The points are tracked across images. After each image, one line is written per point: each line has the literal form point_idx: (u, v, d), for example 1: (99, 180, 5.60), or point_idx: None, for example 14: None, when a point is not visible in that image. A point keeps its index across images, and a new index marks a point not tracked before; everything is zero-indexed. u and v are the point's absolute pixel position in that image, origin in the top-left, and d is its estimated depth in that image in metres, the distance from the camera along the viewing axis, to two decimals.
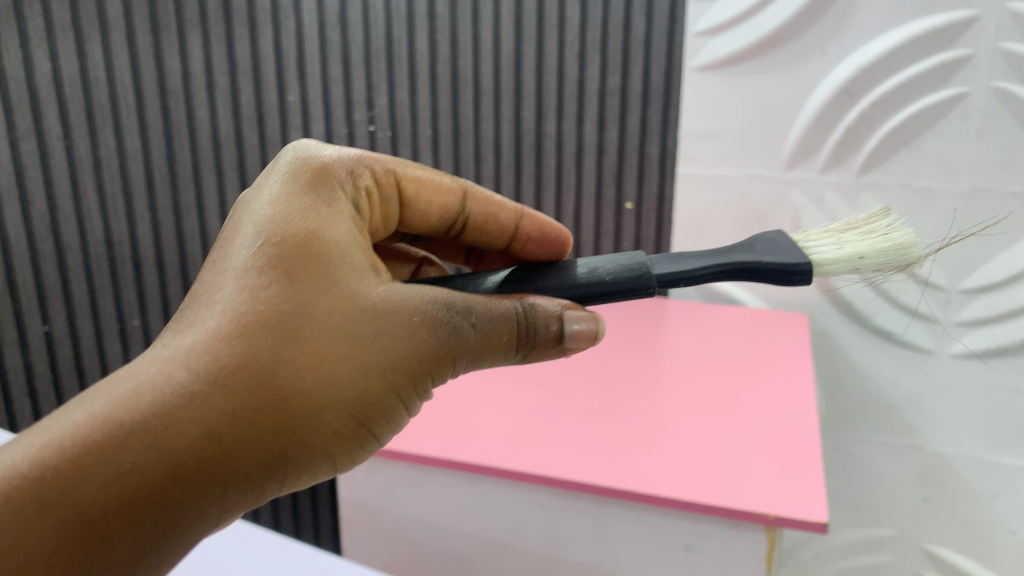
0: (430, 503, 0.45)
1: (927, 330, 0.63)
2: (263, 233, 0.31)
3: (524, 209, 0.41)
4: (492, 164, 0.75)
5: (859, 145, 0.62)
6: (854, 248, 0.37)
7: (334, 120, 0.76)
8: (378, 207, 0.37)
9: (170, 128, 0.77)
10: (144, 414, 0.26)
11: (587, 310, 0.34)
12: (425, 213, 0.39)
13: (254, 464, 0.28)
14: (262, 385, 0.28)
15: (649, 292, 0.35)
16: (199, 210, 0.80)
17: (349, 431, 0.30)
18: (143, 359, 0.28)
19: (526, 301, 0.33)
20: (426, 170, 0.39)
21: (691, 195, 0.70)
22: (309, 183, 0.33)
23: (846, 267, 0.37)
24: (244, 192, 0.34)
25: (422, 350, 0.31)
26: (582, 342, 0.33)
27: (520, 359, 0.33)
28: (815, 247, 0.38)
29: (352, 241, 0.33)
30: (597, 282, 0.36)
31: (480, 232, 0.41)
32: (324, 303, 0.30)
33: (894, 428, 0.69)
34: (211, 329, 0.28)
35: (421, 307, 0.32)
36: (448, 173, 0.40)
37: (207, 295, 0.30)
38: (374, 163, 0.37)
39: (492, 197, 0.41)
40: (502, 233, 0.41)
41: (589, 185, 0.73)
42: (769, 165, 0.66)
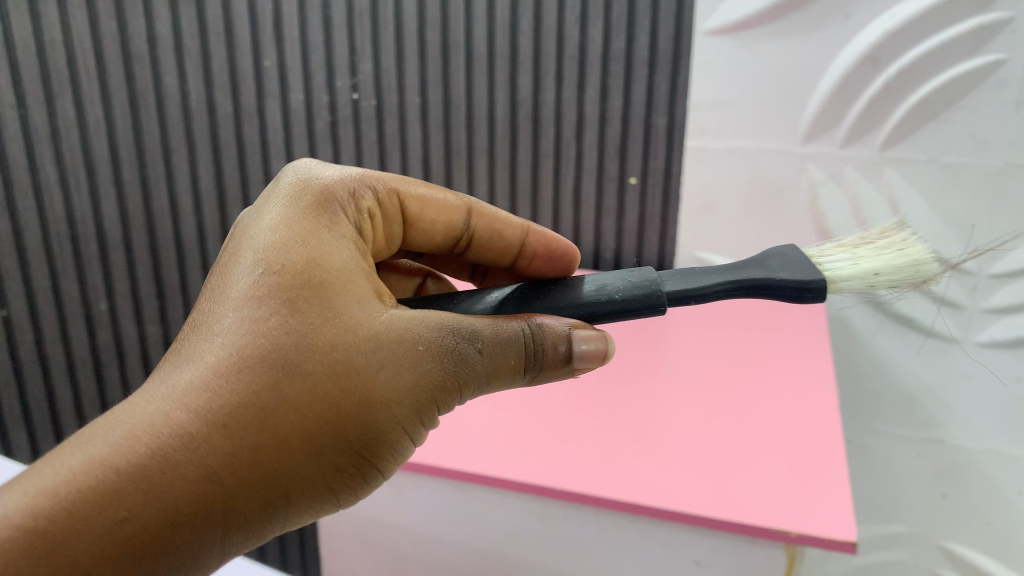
0: (417, 511, 0.43)
1: (952, 317, 0.59)
2: (262, 262, 0.30)
3: (530, 226, 0.39)
4: (487, 137, 0.65)
5: (884, 117, 0.56)
6: (869, 264, 0.38)
7: (314, 87, 0.66)
8: (381, 228, 0.36)
9: (135, 95, 0.69)
10: (142, 458, 0.25)
11: (595, 329, 0.33)
12: (429, 232, 0.38)
13: (255, 505, 0.27)
14: (263, 423, 0.27)
15: (659, 309, 0.35)
16: (170, 185, 0.72)
17: (352, 468, 0.29)
18: (140, 398, 0.27)
19: (533, 322, 0.32)
20: (430, 187, 0.38)
21: (698, 170, 0.62)
22: (309, 207, 0.32)
23: (861, 284, 0.37)
24: (241, 215, 0.33)
25: (427, 381, 0.30)
26: (590, 362, 0.32)
27: (527, 381, 0.32)
28: (829, 262, 0.38)
29: (353, 267, 0.31)
30: (607, 299, 0.35)
31: (485, 249, 0.40)
32: (327, 336, 0.29)
33: (916, 421, 0.63)
34: (211, 366, 0.27)
35: (426, 336, 0.30)
36: (452, 190, 0.39)
37: (205, 328, 0.28)
38: (376, 182, 0.36)
39: (498, 213, 0.40)
40: (508, 250, 0.40)
41: (591, 159, 0.64)
42: (785, 139, 0.59)
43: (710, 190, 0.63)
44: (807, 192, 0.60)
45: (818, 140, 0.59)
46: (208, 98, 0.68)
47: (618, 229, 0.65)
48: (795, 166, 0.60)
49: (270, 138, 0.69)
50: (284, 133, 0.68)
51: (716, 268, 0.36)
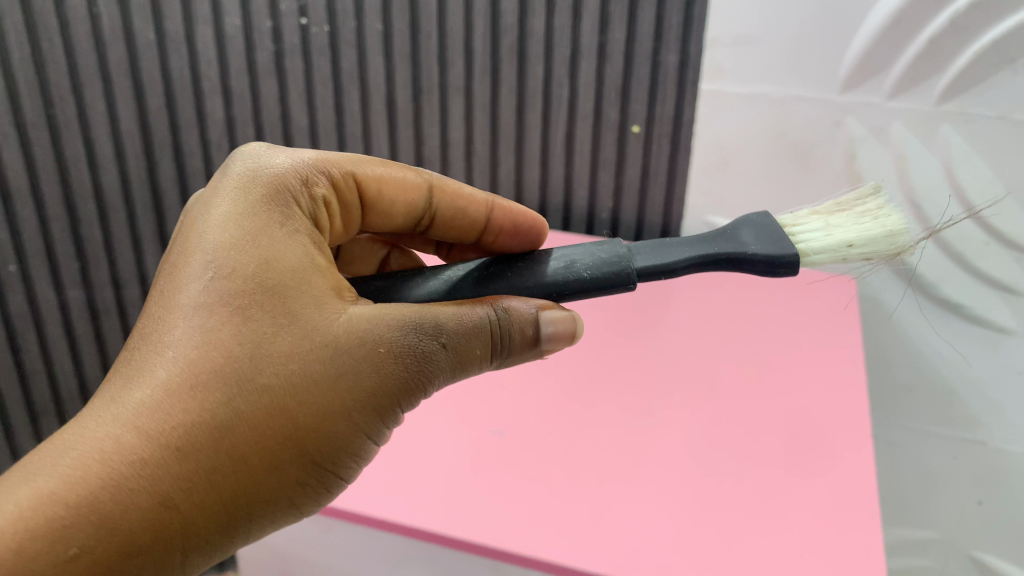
0: (345, 548, 0.38)
1: (1010, 306, 0.50)
2: (215, 268, 0.29)
3: (495, 201, 0.40)
4: (462, 71, 0.58)
5: (946, 62, 0.47)
6: (842, 236, 0.41)
7: (255, 12, 0.57)
8: (339, 217, 0.35)
9: (31, 15, 0.58)
10: (92, 487, 0.24)
11: (565, 310, 0.33)
12: (389, 214, 0.37)
13: (214, 527, 0.26)
14: (219, 442, 0.26)
15: (631, 284, 0.38)
16: (82, 124, 0.62)
17: (315, 479, 0.28)
18: (88, 421, 0.26)
19: (501, 307, 0.32)
20: (387, 167, 0.37)
21: (714, 121, 0.55)
22: (261, 204, 0.31)
23: (834, 256, 0.41)
24: (191, 214, 0.32)
25: (389, 383, 0.30)
26: (560, 342, 0.33)
27: (497, 364, 0.33)
28: (804, 235, 0.41)
29: (310, 265, 0.31)
30: (579, 277, 0.38)
31: (449, 226, 0.40)
32: (282, 344, 0.28)
33: (952, 417, 0.54)
34: (163, 384, 0.26)
35: (387, 337, 0.30)
36: (412, 168, 0.38)
37: (156, 341, 0.28)
38: (330, 166, 0.35)
39: (459, 189, 0.39)
40: (474, 227, 0.40)
41: (587, 101, 0.57)
42: (817, 87, 0.51)
43: (723, 141, 0.55)
44: (844, 153, 0.52)
45: (855, 90, 0.50)
46: (124, 23, 0.58)
47: (615, 186, 0.60)
48: (831, 118, 0.51)
49: (203, 72, 0.60)
50: (219, 64, 0.59)
51: (687, 242, 0.40)
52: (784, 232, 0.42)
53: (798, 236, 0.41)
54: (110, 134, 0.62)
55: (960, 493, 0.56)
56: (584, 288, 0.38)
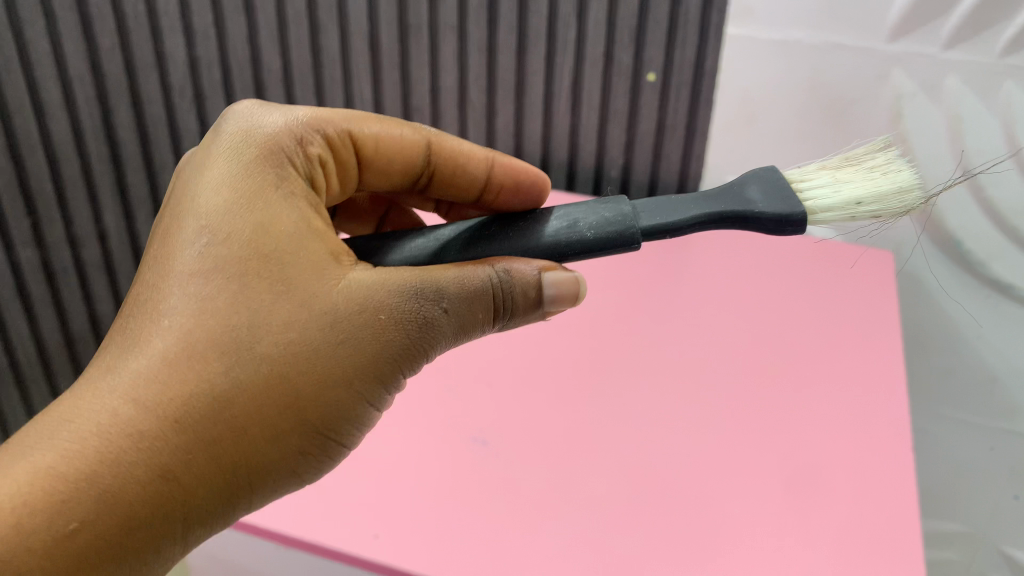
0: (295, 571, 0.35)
1: None
2: (210, 234, 0.29)
3: (496, 158, 0.39)
4: (454, 7, 0.55)
5: (1010, 14, 0.45)
6: (851, 193, 0.40)
7: None
8: (335, 176, 0.34)
9: None
10: (90, 461, 0.24)
11: (568, 269, 0.32)
12: (387, 172, 0.36)
13: (217, 498, 0.26)
14: (219, 414, 0.26)
15: (634, 244, 0.37)
16: (26, 65, 0.59)
17: (318, 448, 0.28)
18: (85, 393, 0.25)
19: (502, 268, 0.31)
20: (384, 124, 0.35)
21: (744, 69, 0.53)
22: (256, 166, 0.30)
23: (841, 213, 0.40)
24: (184, 177, 0.31)
25: (390, 349, 0.29)
26: (563, 303, 0.32)
27: (499, 324, 0.32)
28: (811, 191, 0.40)
29: (307, 229, 0.30)
30: (581, 238, 0.37)
31: (448, 184, 0.39)
32: (281, 312, 0.28)
33: (992, 407, 0.53)
34: (160, 354, 0.26)
35: (387, 303, 0.29)
36: (409, 124, 0.36)
37: (152, 310, 0.27)
38: (325, 125, 0.33)
39: (459, 145, 0.38)
40: (474, 185, 0.39)
41: (596, 46, 0.54)
42: (865, 34, 0.49)
43: (749, 88, 0.53)
44: (887, 109, 0.50)
45: (903, 39, 0.48)
46: None
47: (626, 142, 0.58)
48: (875, 71, 0.49)
49: (160, 7, 0.57)
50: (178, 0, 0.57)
51: (696, 198, 0.39)
52: (792, 187, 0.41)
53: (809, 191, 0.40)
54: (57, 76, 0.60)
55: (971, 453, 0.54)
56: (588, 248, 0.37)
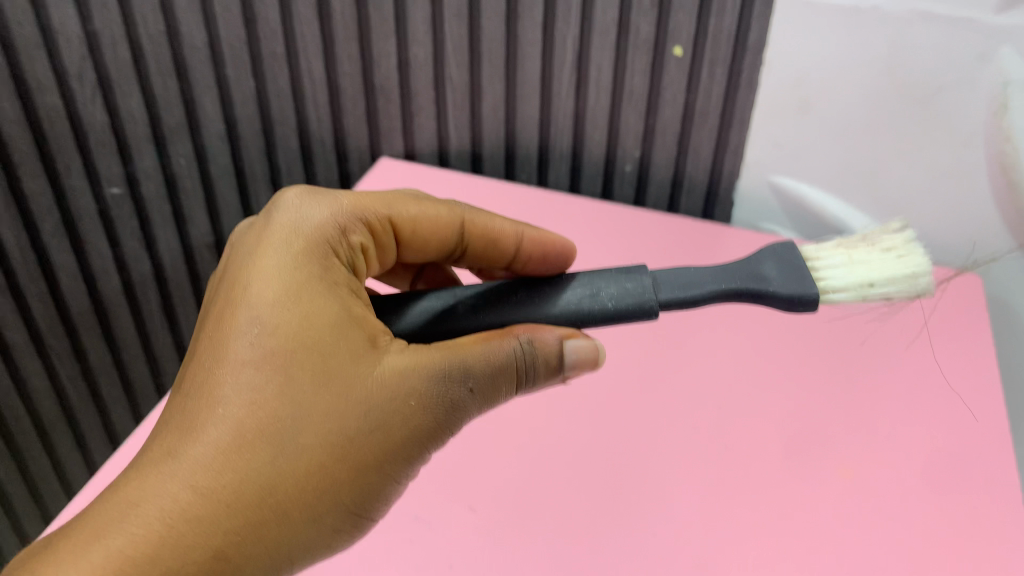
0: None
1: None
2: (260, 324, 0.32)
3: (523, 230, 0.41)
4: None
5: None
6: (863, 274, 0.42)
7: None
8: (375, 256, 0.38)
9: None
10: (153, 543, 0.27)
11: (588, 337, 0.36)
12: (424, 248, 0.40)
13: (261, 571, 0.29)
14: (265, 500, 0.29)
15: (652, 312, 0.40)
16: None
17: (349, 523, 0.32)
18: (148, 476, 0.29)
19: (525, 342, 0.34)
20: (421, 207, 0.39)
21: (796, 37, 0.48)
22: (303, 256, 0.33)
23: (854, 293, 0.42)
24: (238, 261, 0.34)
25: (420, 432, 0.32)
26: (583, 369, 0.35)
27: (521, 391, 0.35)
28: (825, 271, 0.42)
29: (347, 316, 0.33)
30: (602, 308, 0.39)
31: (480, 255, 0.42)
32: (322, 402, 0.31)
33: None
34: (214, 443, 0.29)
35: (418, 388, 0.32)
36: (445, 205, 0.40)
37: (208, 396, 0.30)
38: (367, 212, 0.37)
39: (490, 221, 0.41)
40: (503, 255, 0.42)
41: (608, 12, 0.50)
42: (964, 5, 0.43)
43: (807, 70, 0.49)
44: (991, 98, 0.45)
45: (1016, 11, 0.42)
46: None
47: (644, 130, 0.56)
48: (976, 50, 0.44)
49: None
50: None
51: (714, 272, 0.42)
52: (805, 263, 0.43)
53: (822, 270, 0.42)
54: None
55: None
56: (606, 315, 0.40)
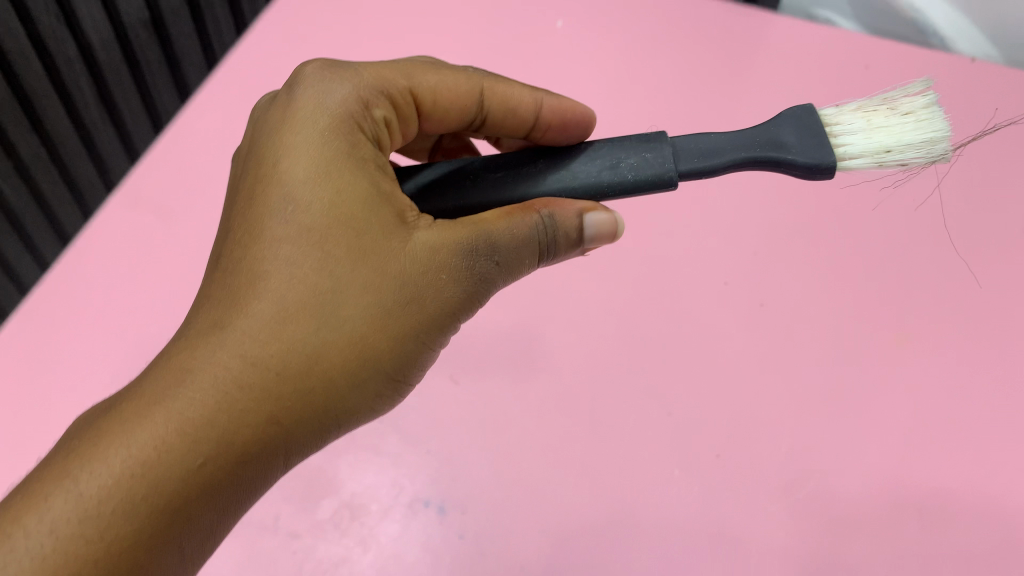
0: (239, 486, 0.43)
1: None
2: (294, 201, 0.32)
3: (543, 99, 0.41)
4: None
5: None
6: (881, 141, 0.42)
7: None
8: (398, 129, 0.38)
9: None
10: (211, 408, 0.29)
11: (607, 210, 0.36)
12: (445, 119, 0.40)
13: (309, 434, 0.32)
14: (310, 367, 0.31)
15: (671, 183, 0.39)
16: None
17: (387, 390, 0.34)
18: (200, 347, 0.30)
19: (549, 215, 0.35)
20: (441, 75, 0.39)
21: None
22: (331, 133, 0.34)
23: (870, 160, 0.42)
24: (266, 138, 0.34)
25: (450, 304, 0.34)
26: (602, 241, 0.36)
27: (542, 263, 0.36)
28: (843, 137, 0.42)
29: (377, 192, 0.33)
30: (621, 181, 0.39)
31: (498, 126, 0.42)
32: (358, 277, 0.32)
33: None
34: (259, 315, 0.31)
35: (448, 263, 0.33)
36: (466, 74, 0.40)
37: (250, 271, 0.32)
38: (390, 86, 0.37)
39: (509, 89, 0.41)
40: (521, 125, 0.42)
41: None
42: None
43: None
44: None
45: None
46: None
47: None
48: None
49: None
50: None
51: (731, 139, 0.42)
52: (825, 129, 0.43)
53: (842, 135, 0.42)
54: None
55: None
56: (619, 186, 0.40)
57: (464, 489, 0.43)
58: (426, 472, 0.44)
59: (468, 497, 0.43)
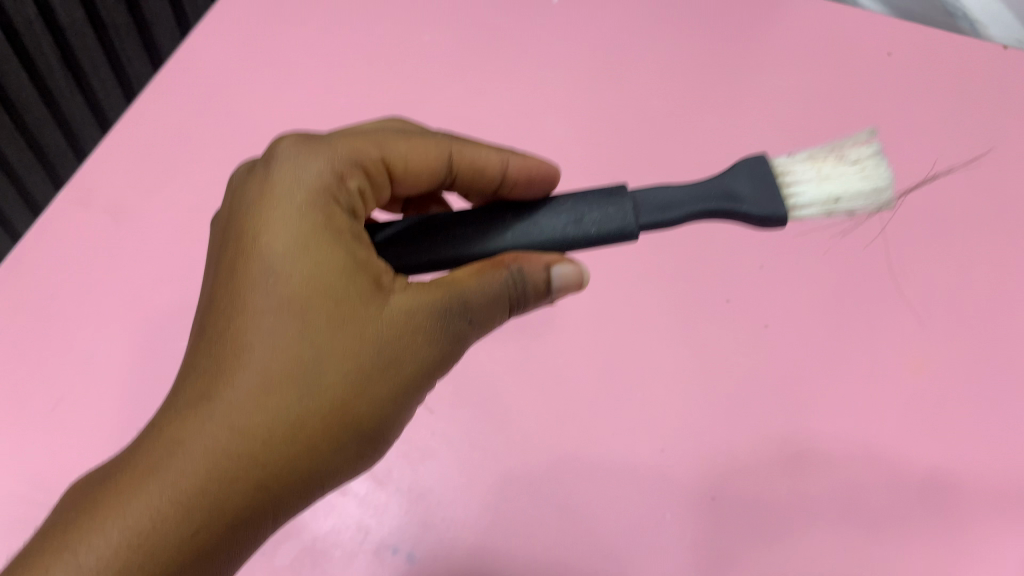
0: None
1: None
2: (274, 275, 0.34)
3: (509, 159, 0.43)
4: None
5: None
6: (831, 191, 0.45)
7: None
8: (372, 193, 0.40)
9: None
10: (202, 478, 0.31)
11: (575, 261, 0.37)
12: (417, 180, 0.42)
13: (295, 496, 0.33)
14: (293, 432, 0.33)
15: (634, 236, 0.41)
16: None
17: (367, 449, 0.35)
18: (188, 418, 0.32)
19: (517, 268, 0.36)
20: (410, 141, 0.41)
21: None
22: (308, 206, 0.36)
23: (822, 209, 0.45)
24: (246, 212, 0.36)
25: (425, 364, 0.36)
26: (569, 290, 0.37)
27: (514, 316, 0.38)
28: (796, 187, 0.45)
29: (354, 258, 0.35)
30: (584, 233, 0.41)
31: (469, 184, 0.44)
32: (337, 344, 0.34)
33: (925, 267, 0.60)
34: (244, 386, 0.32)
35: (421, 325, 0.35)
36: (433, 140, 0.42)
37: (234, 343, 0.33)
38: (362, 157, 0.39)
39: (475, 153, 0.43)
40: (491, 181, 0.43)
41: None
42: None
43: None
44: None
45: None
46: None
47: None
48: None
49: None
50: None
51: (689, 192, 0.44)
52: (779, 180, 0.45)
53: (795, 187, 0.45)
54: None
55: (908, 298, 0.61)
56: (581, 237, 0.41)
57: (427, 543, 0.49)
58: (390, 519, 0.50)
59: (430, 550, 0.49)
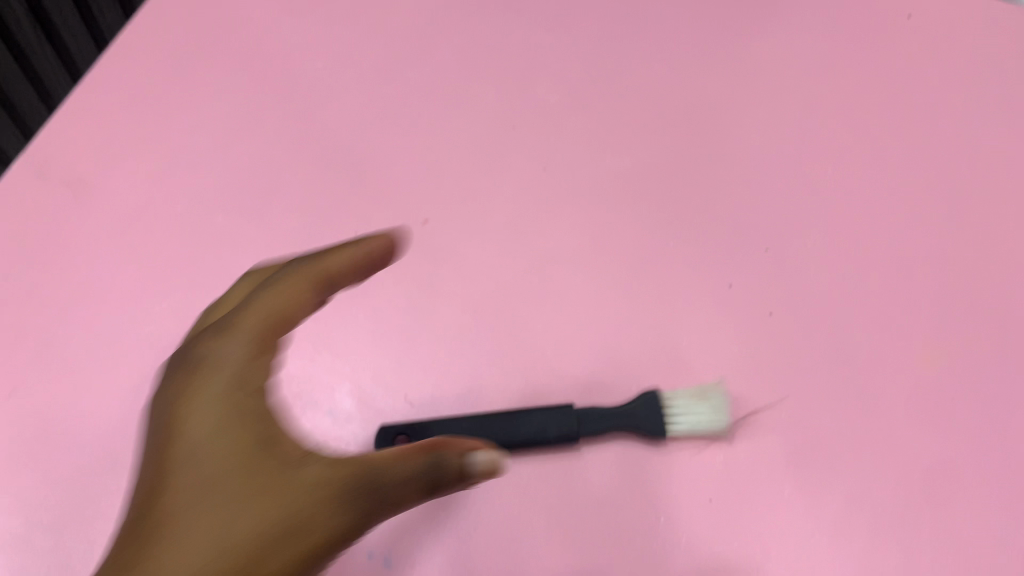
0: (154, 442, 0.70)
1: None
2: (233, 454, 0.47)
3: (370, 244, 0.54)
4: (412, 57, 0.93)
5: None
6: None
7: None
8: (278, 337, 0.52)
9: None
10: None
11: (500, 457, 0.45)
12: (345, 269, 0.53)
13: None
14: (226, 558, 0.42)
15: None
16: None
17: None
18: (122, 534, 0.43)
19: (441, 451, 0.44)
20: (347, 249, 0.53)
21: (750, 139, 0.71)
22: (253, 403, 0.49)
23: None
24: (210, 359, 0.50)
25: (349, 521, 0.44)
26: (487, 476, 0.44)
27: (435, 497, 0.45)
28: None
29: (299, 490, 0.44)
30: None
31: (345, 283, 0.54)
32: (274, 509, 0.44)
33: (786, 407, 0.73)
34: (178, 534, 0.43)
35: (348, 478, 0.45)
36: (355, 246, 0.53)
37: (177, 480, 0.46)
38: (275, 320, 0.52)
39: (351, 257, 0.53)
40: (352, 277, 0.54)
41: None
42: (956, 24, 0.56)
43: None
44: None
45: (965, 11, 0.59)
46: None
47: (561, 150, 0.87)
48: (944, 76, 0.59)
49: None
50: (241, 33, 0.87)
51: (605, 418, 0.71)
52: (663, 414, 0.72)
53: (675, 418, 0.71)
54: None
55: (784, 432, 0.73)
56: None
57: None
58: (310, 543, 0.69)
59: None
